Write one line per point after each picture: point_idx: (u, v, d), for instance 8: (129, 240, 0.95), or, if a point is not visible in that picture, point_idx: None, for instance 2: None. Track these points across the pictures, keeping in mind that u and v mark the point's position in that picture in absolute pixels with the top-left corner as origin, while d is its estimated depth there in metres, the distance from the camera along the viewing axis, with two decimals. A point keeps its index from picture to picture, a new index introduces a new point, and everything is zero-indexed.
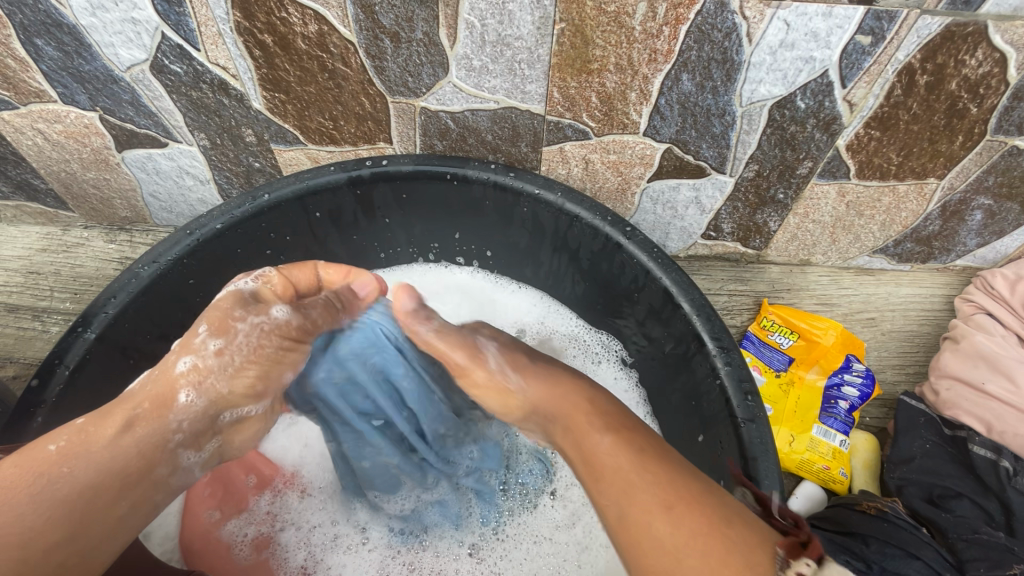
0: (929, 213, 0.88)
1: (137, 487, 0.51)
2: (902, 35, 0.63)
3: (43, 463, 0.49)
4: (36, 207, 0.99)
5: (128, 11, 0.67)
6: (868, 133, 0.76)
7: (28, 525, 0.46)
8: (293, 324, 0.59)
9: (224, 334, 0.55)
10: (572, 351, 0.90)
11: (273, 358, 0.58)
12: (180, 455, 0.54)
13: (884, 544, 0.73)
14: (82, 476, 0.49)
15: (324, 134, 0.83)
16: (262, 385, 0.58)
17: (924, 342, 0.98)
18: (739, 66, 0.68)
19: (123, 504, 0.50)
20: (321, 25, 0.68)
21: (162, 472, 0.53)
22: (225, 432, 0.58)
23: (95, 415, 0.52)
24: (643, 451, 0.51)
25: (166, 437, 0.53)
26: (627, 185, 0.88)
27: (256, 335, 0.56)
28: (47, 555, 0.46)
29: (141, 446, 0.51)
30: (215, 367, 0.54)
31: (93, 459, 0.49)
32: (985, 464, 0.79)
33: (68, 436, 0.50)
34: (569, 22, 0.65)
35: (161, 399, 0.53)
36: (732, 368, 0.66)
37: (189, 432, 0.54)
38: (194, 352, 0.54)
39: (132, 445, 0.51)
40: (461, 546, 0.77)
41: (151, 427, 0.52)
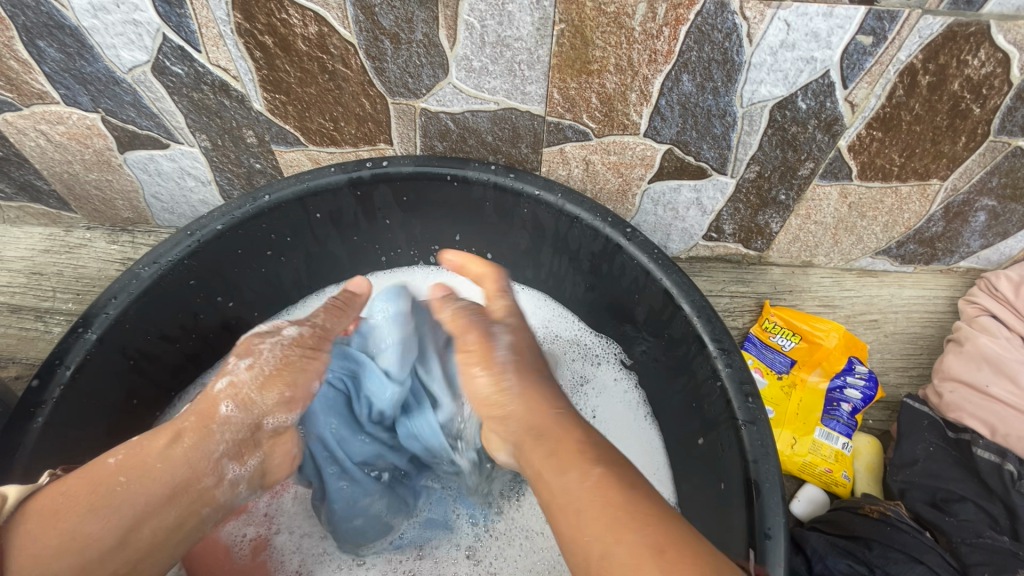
0: (932, 214, 0.87)
1: (187, 497, 0.56)
2: (904, 35, 0.63)
3: (101, 476, 0.54)
4: (39, 208, 1.00)
5: (129, 13, 0.67)
6: (870, 134, 0.75)
7: (85, 533, 0.50)
8: (306, 334, 0.69)
9: (250, 353, 0.66)
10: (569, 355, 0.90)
11: (298, 365, 0.66)
12: (225, 466, 0.60)
13: (887, 548, 0.73)
14: (140, 488, 0.54)
15: (325, 135, 0.83)
16: (291, 392, 0.65)
17: (927, 344, 0.97)
18: (739, 67, 0.68)
19: (175, 512, 0.55)
20: (321, 27, 0.68)
21: (209, 483, 0.58)
22: (266, 446, 0.64)
23: (150, 431, 0.58)
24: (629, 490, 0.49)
25: (212, 450, 0.59)
26: (628, 186, 0.87)
27: (278, 349, 0.66)
28: (101, 562, 0.50)
29: (189, 459, 0.57)
30: (248, 380, 0.63)
31: (154, 470, 0.55)
32: (989, 467, 0.79)
33: (125, 450, 0.56)
34: (569, 23, 0.65)
35: (205, 413, 0.60)
36: (732, 370, 0.66)
37: (231, 443, 0.60)
38: (228, 372, 0.64)
39: (182, 456, 0.57)
40: (458, 549, 0.77)
41: (198, 440, 0.58)
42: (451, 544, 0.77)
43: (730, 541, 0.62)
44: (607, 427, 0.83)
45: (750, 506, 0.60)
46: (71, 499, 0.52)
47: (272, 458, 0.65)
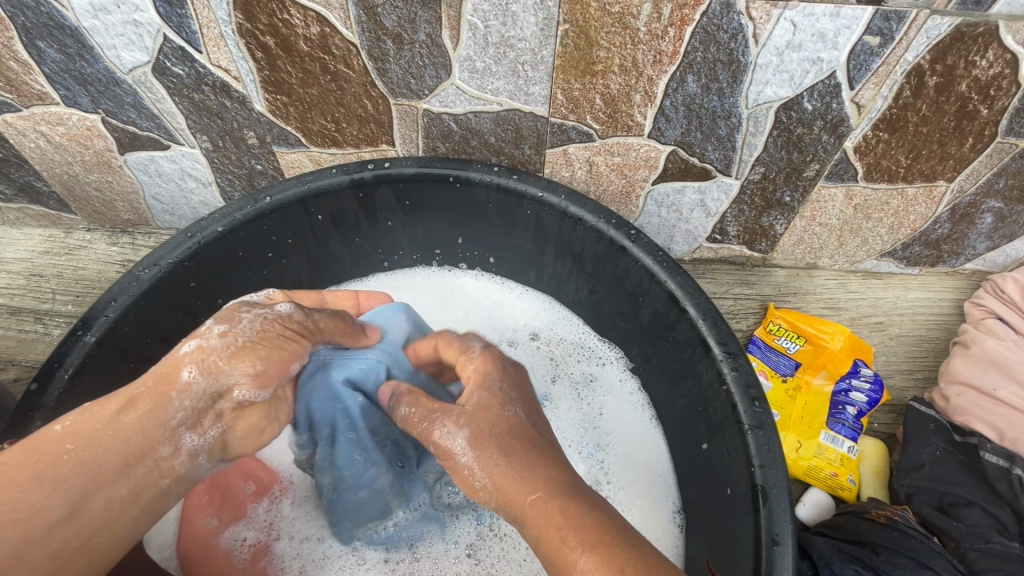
0: (938, 216, 0.87)
1: (141, 468, 0.48)
2: (911, 36, 0.62)
3: (44, 441, 0.46)
4: (40, 210, 0.99)
5: (130, 13, 0.67)
6: (876, 135, 0.75)
7: (29, 504, 0.43)
8: (296, 317, 0.59)
9: (229, 320, 0.55)
10: (574, 356, 0.89)
11: (276, 342, 0.56)
12: (184, 436, 0.51)
13: (895, 553, 0.72)
14: (88, 451, 0.46)
15: (326, 137, 0.82)
16: (263, 366, 0.55)
17: (933, 347, 0.96)
18: (745, 68, 0.67)
19: (127, 484, 0.47)
20: (323, 27, 0.67)
21: (167, 453, 0.50)
22: (228, 417, 0.54)
23: (100, 396, 0.49)
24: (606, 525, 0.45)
25: (169, 416, 0.50)
26: (632, 188, 0.87)
27: (258, 321, 0.55)
28: (50, 534, 0.43)
29: (144, 425, 0.49)
30: (218, 351, 0.53)
31: (99, 438, 0.47)
32: (997, 471, 0.78)
33: (73, 416, 0.48)
34: (574, 24, 0.64)
35: (167, 377, 0.51)
36: (738, 373, 0.65)
37: (190, 411, 0.51)
38: (199, 335, 0.53)
39: (136, 423, 0.49)
40: (457, 547, 0.75)
41: (156, 406, 0.50)
42: (447, 544, 0.76)
43: (736, 548, 0.62)
44: (612, 426, 0.83)
45: (756, 513, 0.59)
46: (11, 468, 0.44)
47: (233, 431, 0.55)
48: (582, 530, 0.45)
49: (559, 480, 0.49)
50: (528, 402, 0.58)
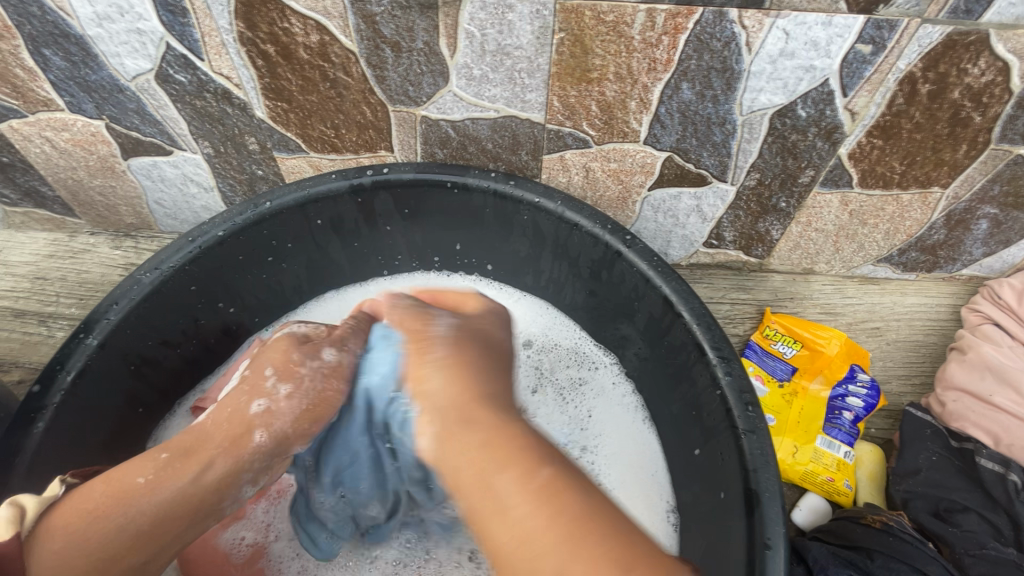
0: (933, 222, 0.87)
1: (208, 519, 0.55)
2: (903, 43, 0.63)
3: (126, 475, 0.53)
4: (45, 214, 1.01)
5: (134, 22, 0.68)
6: (870, 141, 0.75)
7: (113, 536, 0.50)
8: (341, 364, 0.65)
9: (292, 380, 0.61)
10: (563, 362, 0.89)
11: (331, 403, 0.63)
12: (244, 490, 0.57)
13: (889, 558, 0.72)
14: (171, 492, 0.52)
15: (326, 143, 0.84)
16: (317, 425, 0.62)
17: (929, 352, 0.96)
18: (739, 75, 0.68)
19: (195, 532, 0.55)
20: (323, 35, 0.68)
21: (226, 505, 0.56)
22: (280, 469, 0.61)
23: (180, 452, 0.54)
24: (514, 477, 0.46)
25: (239, 467, 0.56)
26: (628, 193, 0.88)
27: (319, 380, 0.63)
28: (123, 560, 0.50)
29: (220, 485, 0.55)
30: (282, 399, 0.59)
31: (180, 484, 0.53)
32: (993, 477, 0.78)
33: (154, 469, 0.53)
34: (569, 32, 0.65)
35: (239, 439, 0.56)
36: (732, 378, 0.66)
37: (256, 471, 0.57)
38: (266, 395, 0.59)
39: (211, 484, 0.54)
40: (461, 553, 0.76)
41: (230, 461, 0.55)
42: (452, 550, 0.76)
43: (729, 551, 0.62)
44: (605, 429, 0.83)
45: (749, 517, 0.60)
46: (100, 501, 0.51)
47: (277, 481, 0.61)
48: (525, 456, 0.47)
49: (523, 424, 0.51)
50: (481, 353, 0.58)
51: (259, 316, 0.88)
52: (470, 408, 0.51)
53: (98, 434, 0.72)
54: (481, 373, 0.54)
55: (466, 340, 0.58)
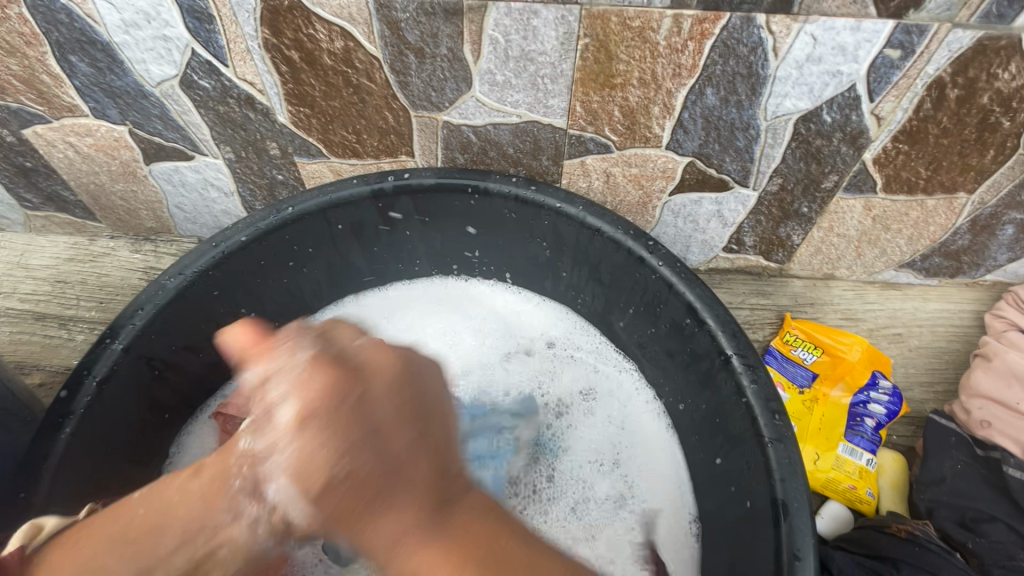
0: (958, 228, 0.86)
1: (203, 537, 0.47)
2: (933, 48, 0.62)
3: (124, 510, 0.50)
4: (66, 218, 1.01)
5: (160, 29, 0.69)
6: (895, 147, 0.74)
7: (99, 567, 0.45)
8: None
9: None
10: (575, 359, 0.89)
11: None
12: (244, 504, 0.48)
13: (916, 569, 0.72)
14: (162, 524, 0.47)
15: (347, 148, 0.84)
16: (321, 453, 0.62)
17: (952, 359, 0.95)
18: (764, 80, 0.68)
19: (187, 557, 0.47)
20: (347, 42, 0.68)
21: (226, 521, 0.48)
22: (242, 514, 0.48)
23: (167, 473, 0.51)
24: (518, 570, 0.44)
25: (225, 480, 0.47)
26: (648, 199, 0.87)
27: None
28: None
29: (207, 494, 0.48)
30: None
31: (179, 511, 0.48)
32: (1020, 486, 0.77)
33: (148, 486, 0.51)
34: (594, 38, 0.65)
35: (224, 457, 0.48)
36: (758, 386, 0.65)
37: (244, 482, 0.47)
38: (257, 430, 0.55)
39: (196, 493, 0.49)
40: None
41: (217, 478, 0.48)
42: None
43: (756, 561, 0.61)
44: (632, 440, 0.82)
45: (777, 527, 0.59)
46: (89, 539, 0.48)
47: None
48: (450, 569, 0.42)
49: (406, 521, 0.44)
50: (360, 418, 0.44)
51: (279, 321, 0.89)
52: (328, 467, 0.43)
53: (122, 439, 0.72)
54: (376, 442, 0.44)
55: (406, 374, 0.49)
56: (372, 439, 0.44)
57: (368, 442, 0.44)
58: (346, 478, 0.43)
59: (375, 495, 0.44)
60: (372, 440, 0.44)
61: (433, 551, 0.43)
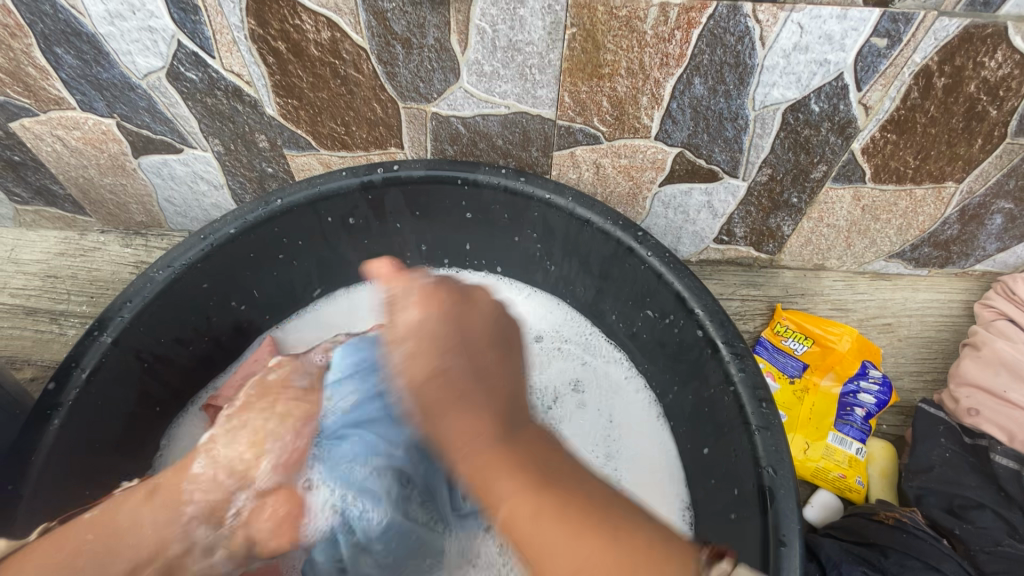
0: (947, 217, 0.86)
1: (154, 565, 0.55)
2: (919, 37, 0.62)
3: (67, 537, 0.54)
4: (55, 212, 1.01)
5: (145, 20, 0.68)
6: (884, 137, 0.74)
7: None
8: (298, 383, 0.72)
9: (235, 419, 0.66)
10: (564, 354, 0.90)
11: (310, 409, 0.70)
12: (196, 529, 0.58)
13: (903, 555, 0.72)
14: (110, 547, 0.54)
15: (336, 140, 0.84)
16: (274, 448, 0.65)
17: (942, 348, 0.96)
18: (752, 70, 0.68)
19: None
20: (334, 32, 0.68)
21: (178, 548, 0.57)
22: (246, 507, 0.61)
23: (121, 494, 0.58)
24: (557, 485, 0.49)
25: (182, 508, 0.58)
26: (639, 190, 0.87)
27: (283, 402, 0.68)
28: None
29: (160, 524, 0.56)
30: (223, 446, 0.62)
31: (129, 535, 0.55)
32: (1008, 473, 0.78)
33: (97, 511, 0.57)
34: (581, 27, 0.65)
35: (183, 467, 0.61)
36: (746, 375, 0.65)
37: (203, 504, 0.59)
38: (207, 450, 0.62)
39: (153, 516, 0.56)
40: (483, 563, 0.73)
41: (171, 499, 0.58)
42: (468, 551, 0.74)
43: (743, 548, 0.62)
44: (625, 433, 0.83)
45: (764, 514, 0.59)
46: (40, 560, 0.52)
47: (254, 524, 0.60)
48: (513, 452, 0.50)
49: (483, 416, 0.52)
50: (460, 341, 0.56)
51: (269, 314, 0.89)
52: (433, 364, 0.54)
53: (112, 433, 0.72)
54: (469, 357, 0.56)
55: (499, 315, 0.62)
56: (466, 354, 0.56)
57: (462, 358, 0.55)
58: (443, 374, 0.54)
59: (458, 396, 0.53)
60: (470, 353, 0.56)
61: (497, 448, 0.50)
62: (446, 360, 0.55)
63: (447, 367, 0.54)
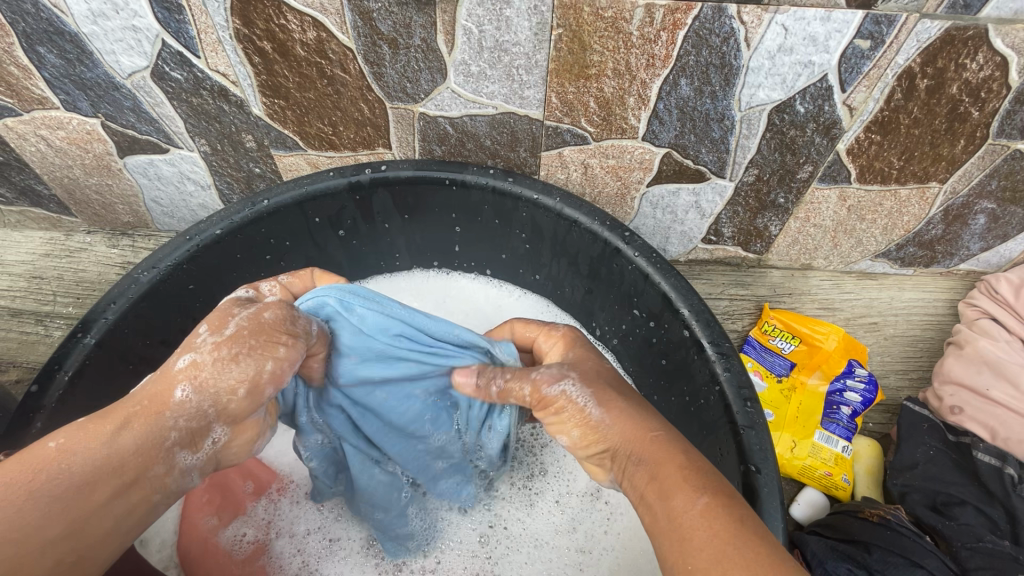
0: (931, 217, 0.87)
1: (137, 487, 0.45)
2: (902, 39, 0.63)
3: (34, 453, 0.43)
4: (41, 213, 1.00)
5: (129, 19, 0.68)
6: (868, 137, 0.75)
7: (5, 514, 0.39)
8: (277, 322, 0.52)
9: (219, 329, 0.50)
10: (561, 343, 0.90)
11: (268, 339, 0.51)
12: (178, 455, 0.48)
13: (888, 552, 0.73)
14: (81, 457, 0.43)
15: (324, 140, 0.83)
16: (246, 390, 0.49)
17: (927, 347, 0.97)
18: (737, 71, 0.68)
19: (123, 505, 0.45)
20: (320, 32, 0.68)
21: (161, 471, 0.47)
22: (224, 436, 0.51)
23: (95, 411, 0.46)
24: (742, 523, 0.41)
25: (163, 433, 0.46)
26: (627, 190, 0.88)
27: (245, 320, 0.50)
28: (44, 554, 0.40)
29: (140, 444, 0.45)
30: (208, 368, 0.48)
31: (98, 450, 0.44)
32: (989, 470, 0.78)
33: (67, 433, 0.44)
34: (567, 28, 0.65)
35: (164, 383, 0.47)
36: (731, 374, 0.66)
37: (185, 430, 0.47)
38: (193, 348, 0.48)
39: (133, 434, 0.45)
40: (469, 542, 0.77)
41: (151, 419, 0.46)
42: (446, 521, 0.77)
43: None
44: None
45: None
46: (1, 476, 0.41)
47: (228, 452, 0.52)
48: (702, 475, 0.44)
49: (669, 443, 0.48)
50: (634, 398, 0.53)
51: None
52: (639, 432, 0.49)
53: None
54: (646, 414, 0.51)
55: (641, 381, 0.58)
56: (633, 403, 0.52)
57: (636, 414, 0.50)
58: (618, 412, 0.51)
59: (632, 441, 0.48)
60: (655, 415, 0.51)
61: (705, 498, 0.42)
62: (658, 424, 0.50)
63: (659, 432, 0.48)
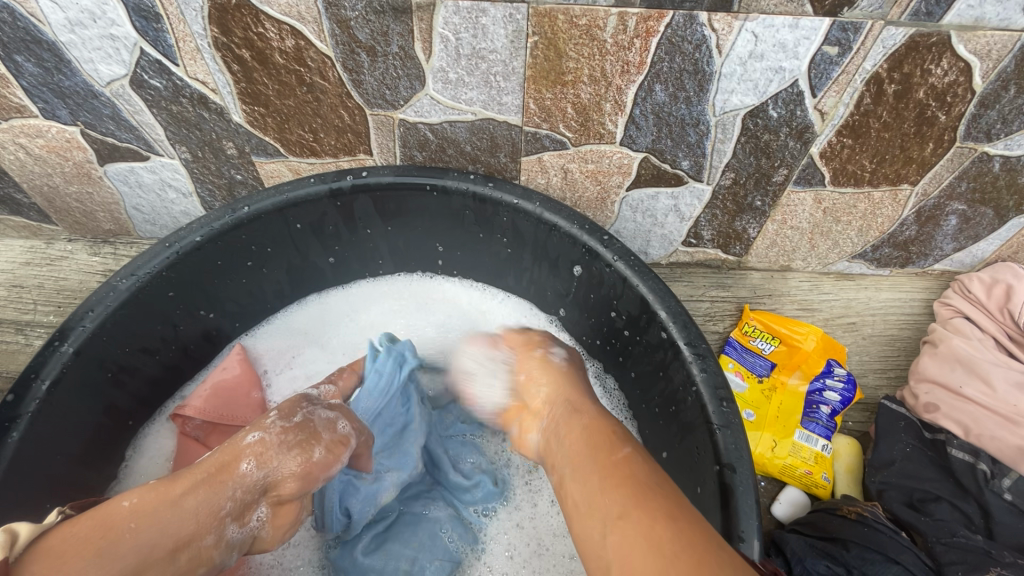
0: (904, 219, 0.89)
1: (185, 555, 0.52)
2: (868, 45, 0.64)
3: (111, 511, 0.51)
4: (20, 221, 1.00)
5: (106, 28, 0.68)
6: (840, 141, 0.77)
7: None
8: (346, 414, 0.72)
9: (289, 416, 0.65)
10: None
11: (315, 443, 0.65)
12: (227, 528, 0.56)
13: (865, 549, 0.74)
14: (154, 528, 0.50)
15: (305, 147, 0.84)
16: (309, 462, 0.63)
17: (904, 346, 0.98)
18: (710, 77, 0.69)
19: (169, 573, 0.51)
20: (298, 40, 0.69)
21: (209, 542, 0.54)
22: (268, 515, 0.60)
23: (166, 477, 0.55)
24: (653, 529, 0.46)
25: (220, 504, 0.55)
26: (607, 194, 0.89)
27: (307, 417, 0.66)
28: None
29: (200, 511, 0.54)
30: (275, 444, 0.61)
31: (164, 519, 0.51)
32: (963, 466, 0.80)
33: (140, 494, 0.52)
34: (542, 36, 0.66)
35: (228, 464, 0.58)
36: (708, 375, 0.66)
37: (238, 503, 0.57)
38: (263, 428, 0.62)
39: (196, 508, 0.54)
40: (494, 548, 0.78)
41: (213, 489, 0.56)
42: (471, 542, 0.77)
43: None
44: None
45: (724, 511, 0.60)
46: (78, 538, 0.48)
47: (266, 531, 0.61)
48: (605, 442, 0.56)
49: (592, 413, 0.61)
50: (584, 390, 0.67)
51: (239, 321, 0.89)
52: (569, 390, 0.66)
53: (76, 445, 0.72)
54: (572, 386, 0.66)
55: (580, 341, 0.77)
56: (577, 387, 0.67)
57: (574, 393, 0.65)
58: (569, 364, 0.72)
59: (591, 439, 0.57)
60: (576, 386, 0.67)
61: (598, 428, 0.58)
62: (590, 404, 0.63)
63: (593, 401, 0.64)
